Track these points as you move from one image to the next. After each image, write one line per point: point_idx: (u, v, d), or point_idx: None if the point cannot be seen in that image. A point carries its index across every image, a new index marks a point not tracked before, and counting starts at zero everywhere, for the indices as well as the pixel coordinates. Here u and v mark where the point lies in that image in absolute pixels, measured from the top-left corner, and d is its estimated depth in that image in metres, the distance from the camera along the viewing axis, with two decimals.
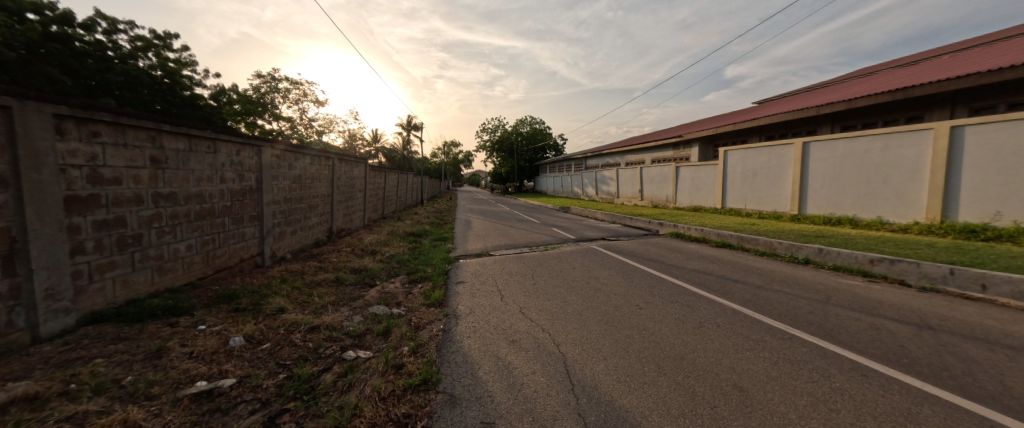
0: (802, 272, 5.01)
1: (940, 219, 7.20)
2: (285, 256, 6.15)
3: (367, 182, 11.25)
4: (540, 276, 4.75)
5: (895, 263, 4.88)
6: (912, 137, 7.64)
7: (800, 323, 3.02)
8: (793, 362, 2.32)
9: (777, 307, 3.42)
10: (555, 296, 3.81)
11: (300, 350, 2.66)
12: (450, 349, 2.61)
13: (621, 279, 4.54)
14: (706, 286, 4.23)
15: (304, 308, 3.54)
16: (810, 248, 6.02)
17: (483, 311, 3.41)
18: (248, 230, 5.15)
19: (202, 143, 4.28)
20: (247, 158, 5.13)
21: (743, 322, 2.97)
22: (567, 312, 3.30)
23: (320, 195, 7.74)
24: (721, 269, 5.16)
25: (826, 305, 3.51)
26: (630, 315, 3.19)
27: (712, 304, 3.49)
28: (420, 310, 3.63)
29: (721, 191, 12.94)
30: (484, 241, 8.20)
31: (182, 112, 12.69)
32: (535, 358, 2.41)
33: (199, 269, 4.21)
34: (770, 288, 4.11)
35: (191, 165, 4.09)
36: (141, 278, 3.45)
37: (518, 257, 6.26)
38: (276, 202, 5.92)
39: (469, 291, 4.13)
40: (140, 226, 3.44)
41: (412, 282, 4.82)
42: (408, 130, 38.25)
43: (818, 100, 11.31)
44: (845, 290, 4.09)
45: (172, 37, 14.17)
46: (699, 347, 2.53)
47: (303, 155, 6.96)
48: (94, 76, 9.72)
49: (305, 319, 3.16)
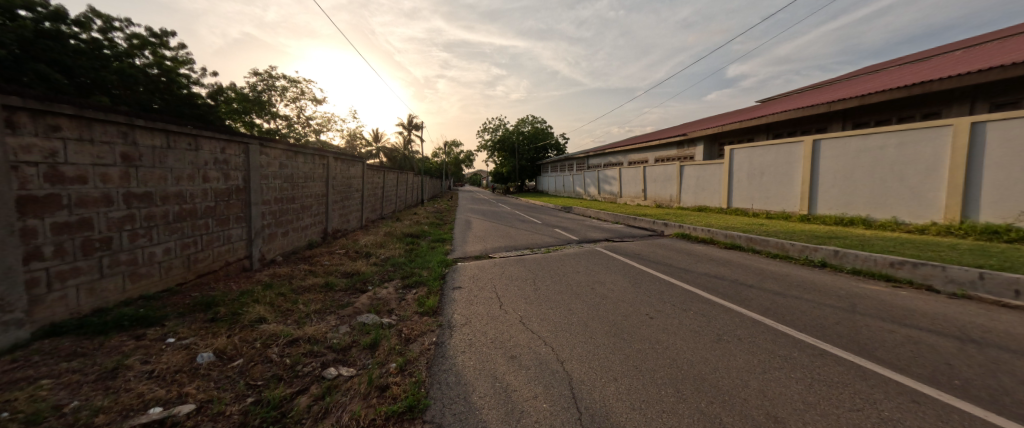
0: (820, 276, 4.70)
1: (959, 220, 6.89)
2: (275, 259, 5.89)
3: (364, 181, 10.98)
4: (543, 281, 4.47)
5: (920, 267, 4.57)
6: (929, 134, 7.33)
7: (830, 335, 2.72)
8: (831, 384, 2.02)
9: (801, 317, 3.12)
10: (558, 304, 3.54)
11: (275, 367, 2.40)
12: (441, 367, 2.33)
13: (629, 284, 4.27)
14: (720, 292, 3.94)
15: (287, 318, 3.28)
16: (826, 250, 5.71)
17: (479, 321, 3.14)
18: (234, 232, 4.90)
19: (182, 140, 4.02)
20: (233, 156, 4.87)
21: (767, 335, 2.69)
22: (571, 322, 3.03)
23: (314, 196, 7.48)
24: (734, 273, 4.87)
25: (854, 314, 3.22)
26: (641, 326, 2.91)
27: (730, 313, 3.20)
28: (412, 319, 3.36)
29: (727, 190, 12.63)
30: (483, 243, 7.94)
31: (178, 111, 12.51)
32: (536, 379, 2.13)
33: (179, 274, 3.96)
34: (789, 295, 3.82)
35: (169, 162, 3.83)
36: (110, 285, 3.20)
37: (518, 260, 5.98)
38: (265, 202, 5.66)
39: (465, 298, 3.86)
40: (109, 229, 3.20)
41: (407, 287, 4.56)
42: (408, 130, 38.05)
43: (829, 97, 10.96)
44: (870, 296, 3.79)
45: (169, 35, 14.00)
46: (721, 366, 2.24)
47: (296, 154, 6.70)
48: (89, 74, 9.51)
49: (285, 330, 2.89)
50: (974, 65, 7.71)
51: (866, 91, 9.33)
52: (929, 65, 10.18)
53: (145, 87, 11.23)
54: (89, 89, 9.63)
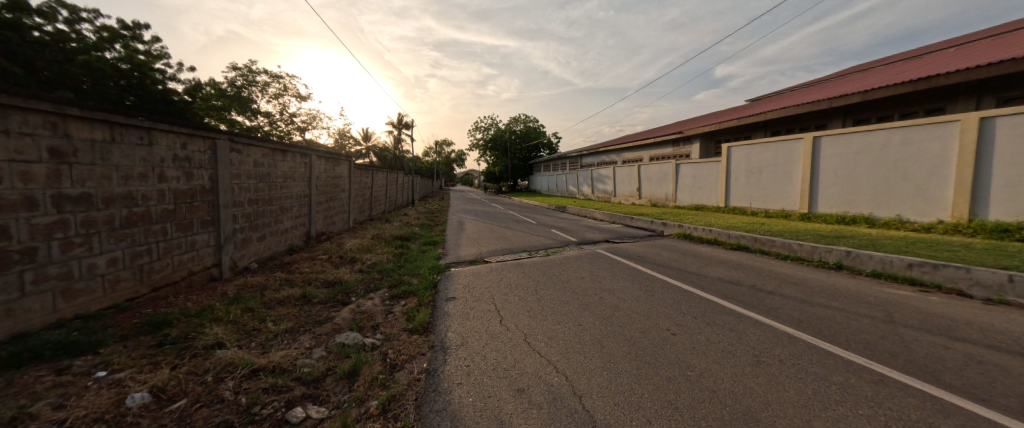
0: (840, 280, 4.39)
1: (968, 218, 6.73)
2: (249, 266, 5.34)
3: (351, 180, 10.42)
4: (546, 289, 4.06)
5: (945, 269, 4.28)
6: (936, 130, 7.16)
7: (882, 355, 2.38)
8: (915, 426, 1.64)
9: (838, 331, 2.79)
10: (566, 318, 3.13)
11: (225, 410, 1.92)
12: (434, 407, 1.90)
13: (640, 292, 3.89)
14: (741, 300, 3.58)
15: (251, 340, 2.79)
16: (840, 251, 5.44)
17: (477, 341, 2.71)
18: (199, 237, 4.37)
19: (131, 133, 3.48)
20: (196, 151, 4.32)
21: (813, 357, 2.32)
22: (584, 342, 2.63)
23: (295, 197, 6.94)
24: (749, 278, 4.54)
25: (896, 326, 2.89)
26: (663, 346, 2.53)
27: (760, 327, 2.84)
28: (399, 339, 2.90)
29: (725, 188, 12.42)
30: (478, 245, 7.48)
31: (152, 108, 11.74)
32: (552, 424, 1.71)
33: (129, 288, 3.43)
34: (816, 303, 3.49)
35: (114, 159, 3.30)
36: (35, 305, 2.68)
37: (517, 264, 5.56)
38: (237, 204, 5.11)
39: (460, 312, 3.42)
40: (32, 238, 2.68)
41: (395, 298, 4.10)
42: (398, 128, 37.20)
43: (829, 92, 10.77)
44: (903, 304, 3.47)
45: (143, 28, 13.25)
46: (772, 400, 1.87)
47: (274, 151, 6.15)
48: (52, 68, 8.77)
49: (244, 358, 2.41)
50: (976, 60, 7.59)
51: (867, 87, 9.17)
52: (926, 62, 10.12)
53: (115, 82, 10.48)
54: (54, 83, 8.88)
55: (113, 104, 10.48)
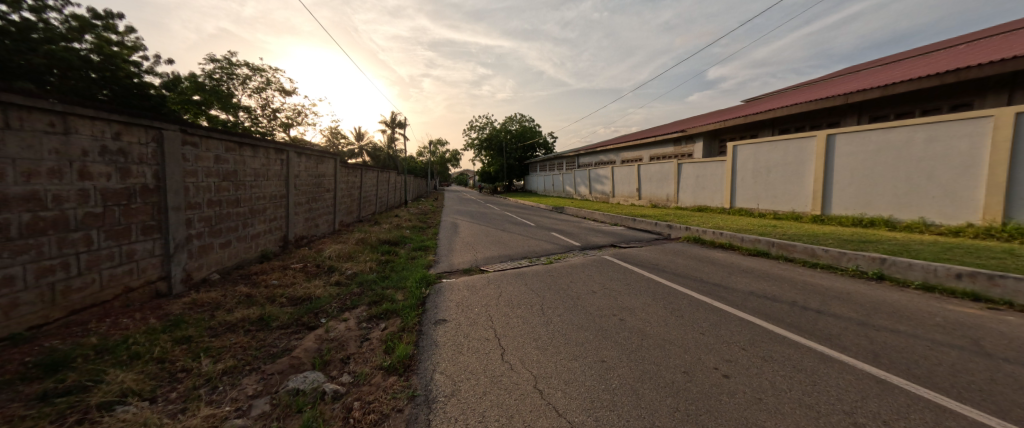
0: (890, 295, 3.81)
1: (1001, 220, 6.27)
2: (208, 278, 4.61)
3: (337, 181, 9.68)
4: (553, 308, 3.43)
5: (1009, 281, 3.73)
6: (965, 127, 6.68)
7: (1018, 411, 1.77)
8: None
9: (928, 369, 2.20)
10: (584, 351, 2.50)
11: None
12: None
13: (666, 312, 3.27)
14: (790, 323, 2.98)
15: (172, 390, 2.11)
16: (878, 259, 4.85)
17: (472, 391, 2.05)
18: (142, 246, 3.65)
19: (37, 118, 2.78)
20: (135, 143, 3.60)
21: (927, 416, 1.72)
22: (615, 390, 2.00)
23: (268, 197, 6.21)
24: (785, 291, 3.95)
25: (998, 361, 2.31)
26: (720, 398, 1.91)
27: (834, 365, 2.23)
28: (372, 382, 2.24)
29: (731, 188, 11.92)
30: (474, 251, 6.84)
31: (126, 103, 10.85)
32: None
33: (30, 314, 2.70)
34: (880, 326, 2.90)
35: (8, 150, 2.60)
36: None
37: (517, 274, 4.92)
38: (193, 206, 4.38)
39: (451, 342, 2.76)
40: None
41: (374, 318, 3.45)
42: (391, 127, 36.30)
43: (842, 88, 10.27)
44: (984, 327, 2.89)
45: (116, 17, 12.30)
46: None
47: (242, 146, 5.41)
48: (15, 57, 7.93)
49: (148, 424, 1.73)
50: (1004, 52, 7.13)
51: (886, 82, 8.68)
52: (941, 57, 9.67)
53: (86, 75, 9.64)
54: (19, 75, 8.02)
55: (83, 98, 9.59)
